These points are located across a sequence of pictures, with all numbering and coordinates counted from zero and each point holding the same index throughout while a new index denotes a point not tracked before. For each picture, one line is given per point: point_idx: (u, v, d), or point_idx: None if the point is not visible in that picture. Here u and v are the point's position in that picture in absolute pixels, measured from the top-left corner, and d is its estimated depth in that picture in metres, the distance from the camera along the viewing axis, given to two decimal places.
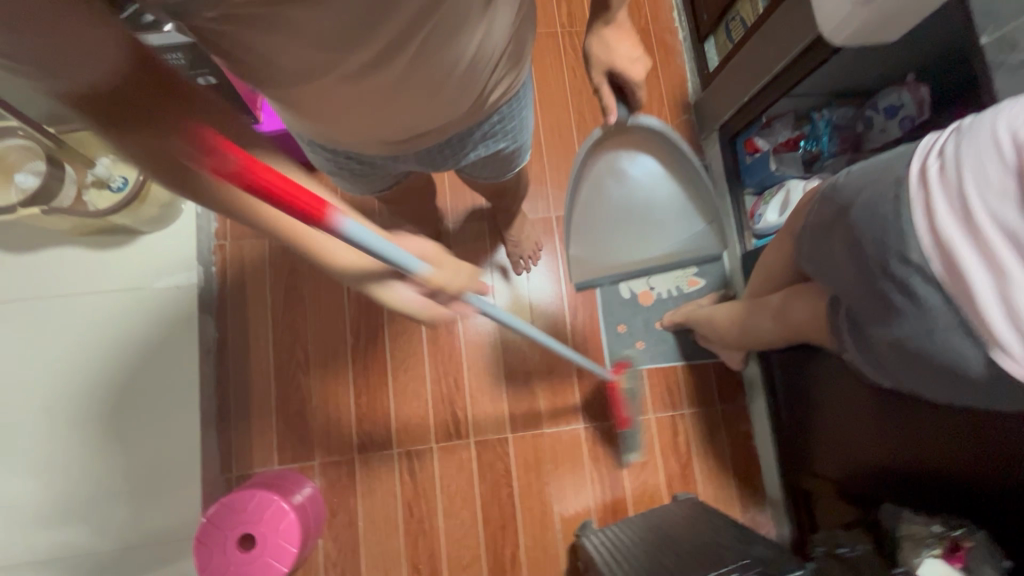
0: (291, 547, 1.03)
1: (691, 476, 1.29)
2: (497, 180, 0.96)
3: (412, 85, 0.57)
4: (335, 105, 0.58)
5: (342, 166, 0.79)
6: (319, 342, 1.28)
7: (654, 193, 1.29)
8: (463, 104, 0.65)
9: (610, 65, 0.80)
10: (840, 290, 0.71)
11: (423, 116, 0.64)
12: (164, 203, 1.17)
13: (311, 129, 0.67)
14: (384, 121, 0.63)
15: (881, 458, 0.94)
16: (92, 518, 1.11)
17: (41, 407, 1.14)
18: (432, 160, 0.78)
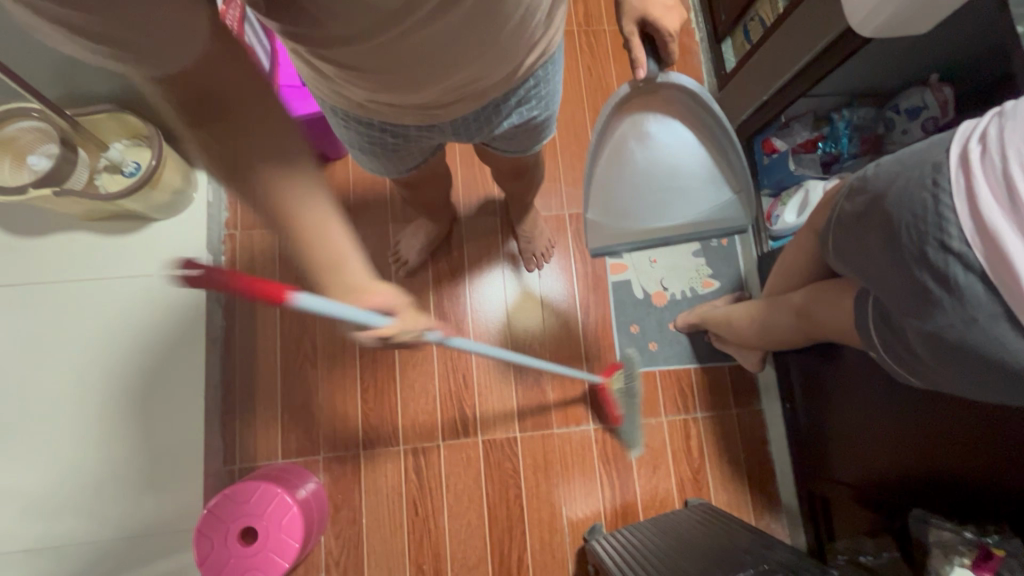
0: (294, 542, 1.00)
1: (703, 482, 1.26)
2: (520, 155, 0.98)
3: (449, 52, 0.59)
4: (374, 72, 0.60)
5: (375, 141, 0.83)
6: (328, 334, 1.26)
7: (680, 159, 1.23)
8: (496, 73, 0.68)
9: (644, 14, 0.78)
10: (870, 281, 0.70)
11: (459, 80, 0.66)
12: (175, 189, 1.16)
13: (354, 97, 0.70)
14: (422, 86, 0.65)
15: (899, 460, 0.94)
16: (92, 509, 1.09)
17: (45, 393, 1.12)
18: (465, 131, 0.83)
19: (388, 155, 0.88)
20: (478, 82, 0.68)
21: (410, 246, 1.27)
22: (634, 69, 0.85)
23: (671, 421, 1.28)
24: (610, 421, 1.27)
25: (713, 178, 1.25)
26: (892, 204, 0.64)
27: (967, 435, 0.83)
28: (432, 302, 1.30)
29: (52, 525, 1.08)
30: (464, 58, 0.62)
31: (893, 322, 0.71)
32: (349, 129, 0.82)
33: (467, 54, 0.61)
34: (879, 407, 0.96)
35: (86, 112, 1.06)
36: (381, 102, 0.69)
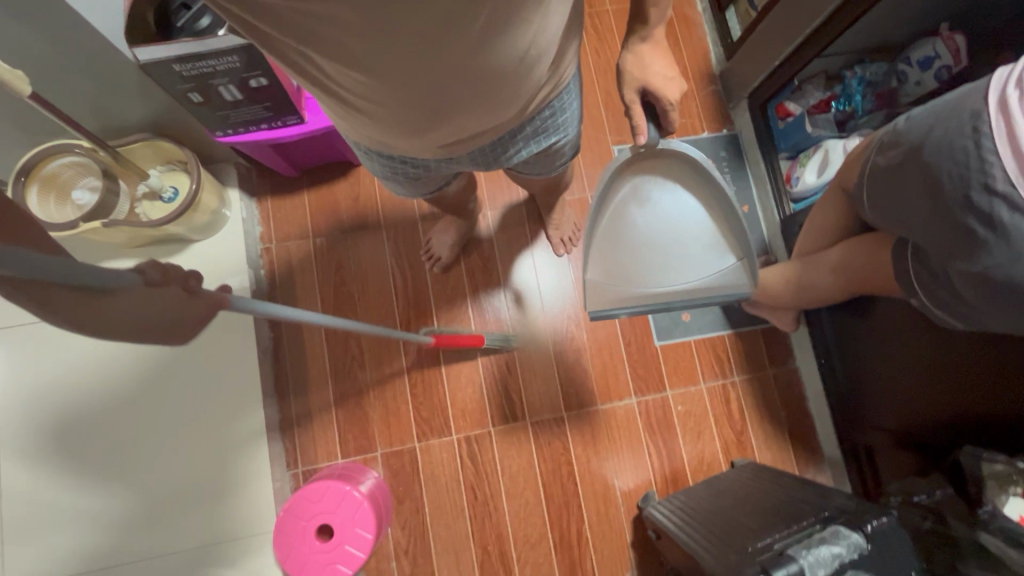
0: (368, 533, 1.06)
1: (747, 442, 1.30)
2: (548, 176, 1.03)
3: (468, 89, 0.62)
4: (402, 110, 0.63)
5: (396, 171, 0.87)
6: (372, 336, 1.30)
7: (676, 224, 1.16)
8: (524, 99, 0.71)
9: (645, 84, 0.81)
10: (911, 233, 0.73)
11: (491, 108, 0.68)
12: (213, 209, 1.19)
13: (383, 138, 0.73)
14: (455, 118, 0.67)
15: (942, 405, 0.98)
16: (171, 523, 1.14)
17: (114, 416, 1.17)
18: (486, 159, 0.86)
19: (412, 182, 0.93)
20: (508, 110, 0.71)
21: (442, 244, 1.29)
22: (634, 136, 0.86)
23: (711, 387, 1.32)
24: (651, 392, 1.31)
25: (714, 243, 1.15)
26: (930, 155, 0.67)
27: (1009, 374, 0.87)
28: (468, 296, 1.34)
29: (133, 540, 1.12)
30: (481, 95, 0.64)
31: (933, 267, 0.74)
32: (371, 161, 0.86)
33: (484, 92, 0.64)
34: (918, 356, 1.01)
35: (124, 142, 1.08)
36: (402, 140, 0.72)
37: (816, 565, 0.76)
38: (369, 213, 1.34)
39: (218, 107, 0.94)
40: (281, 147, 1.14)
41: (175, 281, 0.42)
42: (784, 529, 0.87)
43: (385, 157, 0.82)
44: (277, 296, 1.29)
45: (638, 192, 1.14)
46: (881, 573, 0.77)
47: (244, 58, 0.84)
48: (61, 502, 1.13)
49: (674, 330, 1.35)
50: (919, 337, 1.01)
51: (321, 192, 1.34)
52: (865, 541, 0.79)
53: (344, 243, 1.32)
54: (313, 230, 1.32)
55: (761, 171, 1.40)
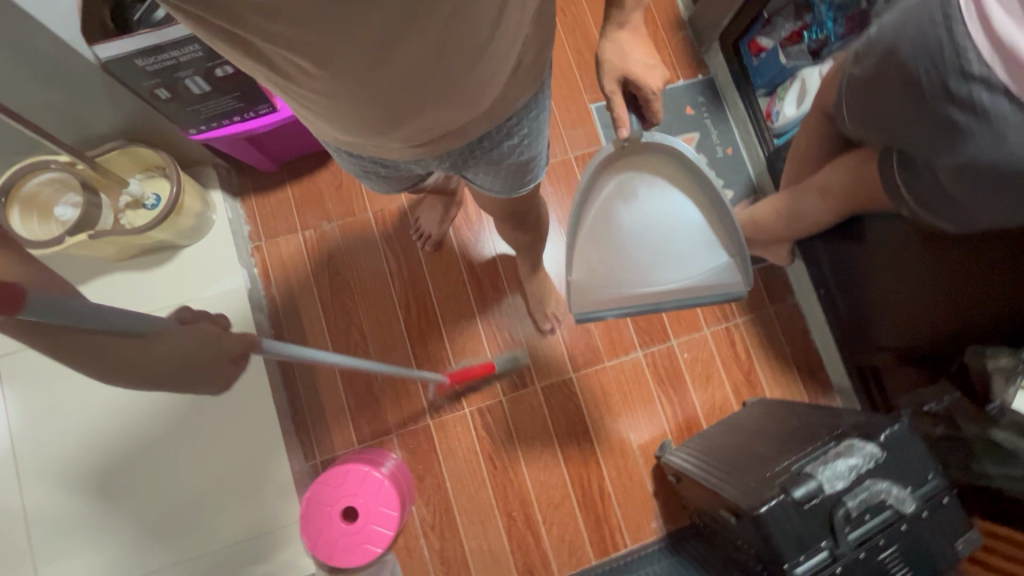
0: (392, 511, 1.08)
1: (756, 381, 1.31)
2: (507, 195, 0.96)
3: (434, 86, 0.59)
4: (368, 109, 0.61)
5: (370, 168, 0.86)
6: (374, 322, 1.30)
7: (665, 219, 1.11)
8: (492, 93, 0.66)
9: (625, 73, 0.79)
10: (913, 150, 0.72)
11: (456, 105, 0.64)
12: (197, 212, 1.18)
13: (346, 134, 0.70)
14: (417, 114, 0.64)
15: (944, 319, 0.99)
16: (199, 525, 1.14)
17: (127, 426, 1.18)
18: (461, 161, 0.82)
19: (390, 178, 0.91)
20: (475, 107, 0.67)
21: (430, 221, 1.28)
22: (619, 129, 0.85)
23: (715, 331, 1.33)
24: (656, 343, 1.32)
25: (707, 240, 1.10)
26: (907, 55, 0.66)
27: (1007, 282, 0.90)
28: (463, 270, 1.34)
29: (162, 548, 1.13)
30: (448, 91, 0.61)
31: (922, 172, 0.74)
32: (343, 159, 0.85)
33: (452, 88, 0.61)
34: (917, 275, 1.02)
35: (98, 151, 1.06)
36: (373, 140, 0.70)
37: (834, 479, 0.78)
38: (356, 200, 1.34)
39: (188, 102, 0.93)
40: (257, 141, 1.13)
41: (210, 321, 0.54)
42: (801, 451, 0.87)
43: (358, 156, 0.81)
44: (274, 293, 1.29)
45: (625, 190, 1.10)
46: (896, 478, 0.78)
47: (205, 45, 0.82)
48: (85, 515, 1.13)
49: None
50: (917, 255, 1.01)
51: (304, 184, 1.33)
52: (880, 450, 0.79)
53: (333, 233, 1.32)
54: (300, 223, 1.32)
55: (739, 111, 1.40)
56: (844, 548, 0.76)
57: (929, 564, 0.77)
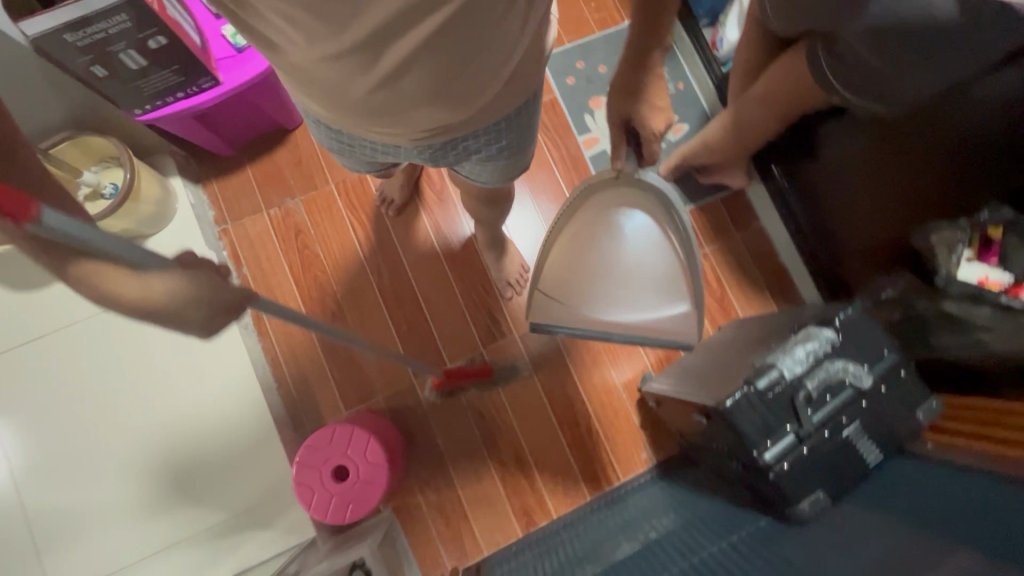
0: (382, 465, 1.10)
1: (730, 306, 1.32)
2: (492, 186, 0.97)
3: (416, 83, 0.62)
4: (348, 92, 0.64)
5: (344, 144, 0.83)
6: (349, 292, 1.31)
7: (650, 259, 0.99)
8: (493, 85, 0.68)
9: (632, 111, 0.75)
10: (838, 30, 0.74)
11: (457, 92, 0.65)
12: (157, 198, 1.19)
13: (336, 109, 0.68)
14: (419, 99, 0.65)
15: (910, 202, 0.98)
16: (196, 502, 1.16)
17: (113, 415, 1.18)
18: (440, 155, 0.81)
19: (359, 159, 0.89)
20: (474, 98, 0.68)
21: (392, 186, 1.29)
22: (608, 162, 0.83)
23: None
24: None
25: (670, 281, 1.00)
26: None
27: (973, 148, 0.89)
28: (431, 231, 1.35)
29: (163, 526, 1.15)
30: (432, 93, 0.64)
31: (852, 60, 0.77)
32: (317, 130, 0.82)
33: (437, 89, 0.63)
34: (880, 163, 1.00)
35: (48, 145, 1.07)
36: (351, 124, 0.71)
37: (793, 365, 0.80)
38: (316, 174, 1.34)
39: (128, 78, 0.94)
40: (206, 120, 1.14)
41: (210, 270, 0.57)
42: (766, 348, 0.89)
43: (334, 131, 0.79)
44: (246, 272, 1.29)
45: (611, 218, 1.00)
46: (855, 358, 0.80)
47: (134, 14, 0.83)
48: (81, 503, 1.15)
49: None
50: (876, 143, 1.00)
51: (263, 164, 1.33)
52: (836, 334, 0.81)
53: (297, 209, 1.33)
54: (264, 203, 1.32)
55: (685, 44, 1.41)
56: (808, 429, 0.78)
57: (889, 435, 0.81)
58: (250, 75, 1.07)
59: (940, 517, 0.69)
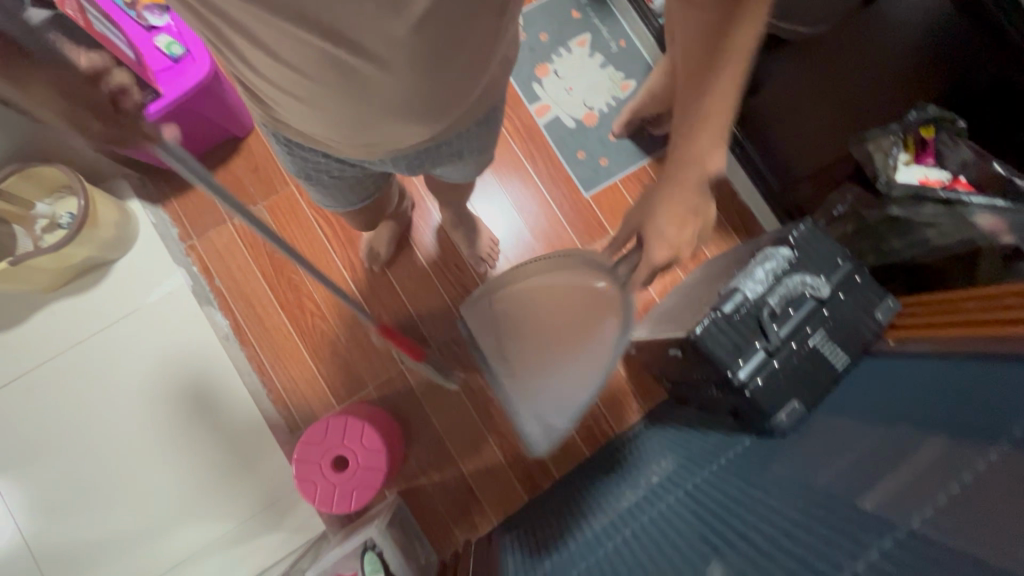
0: (381, 450, 1.11)
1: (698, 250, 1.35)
2: (462, 177, 0.98)
3: (386, 109, 0.60)
4: (319, 114, 0.61)
5: (319, 168, 0.80)
6: (322, 286, 1.28)
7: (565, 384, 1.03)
8: (469, 96, 0.66)
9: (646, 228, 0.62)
10: None
11: (434, 111, 0.64)
12: (116, 222, 1.18)
13: (307, 129, 0.66)
14: (395, 122, 0.63)
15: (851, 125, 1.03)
16: (203, 514, 1.17)
17: (107, 444, 1.18)
18: (415, 162, 0.80)
19: (338, 180, 0.86)
20: (451, 111, 0.66)
21: None
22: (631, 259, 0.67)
23: None
24: (598, 240, 1.36)
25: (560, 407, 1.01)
26: None
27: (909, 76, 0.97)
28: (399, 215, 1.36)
29: (175, 542, 1.15)
30: (408, 115, 0.62)
31: None
32: (288, 155, 0.78)
33: (412, 113, 0.62)
34: (822, 90, 1.05)
35: None
36: (322, 139, 0.68)
37: (755, 285, 0.83)
38: (275, 178, 1.34)
39: None
40: None
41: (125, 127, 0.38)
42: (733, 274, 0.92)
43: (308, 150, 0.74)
44: (219, 285, 1.28)
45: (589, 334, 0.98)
46: (812, 270, 0.84)
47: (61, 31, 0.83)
48: (88, 535, 1.15)
49: (598, 177, 1.39)
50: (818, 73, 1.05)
51: (219, 175, 1.32)
52: (792, 251, 0.85)
53: (260, 215, 1.32)
54: (225, 212, 1.30)
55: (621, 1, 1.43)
56: (776, 343, 0.82)
57: (854, 339, 0.85)
58: (190, 85, 1.08)
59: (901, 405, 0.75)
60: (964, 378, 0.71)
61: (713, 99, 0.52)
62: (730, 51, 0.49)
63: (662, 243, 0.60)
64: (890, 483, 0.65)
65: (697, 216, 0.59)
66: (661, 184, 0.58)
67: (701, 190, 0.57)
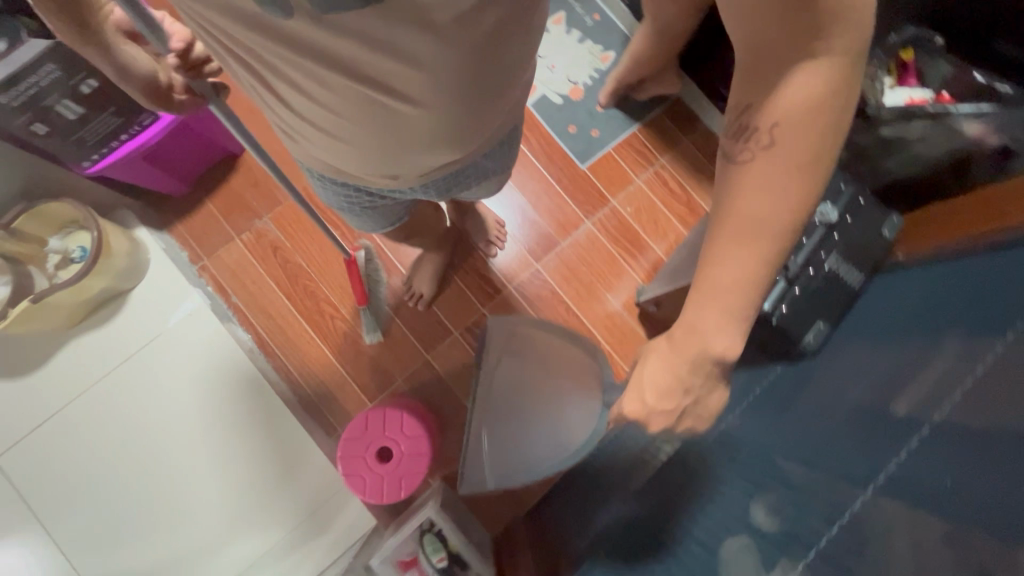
0: (423, 437, 1.13)
1: (697, 206, 1.39)
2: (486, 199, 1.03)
3: (421, 138, 0.66)
4: (360, 148, 0.68)
5: (356, 203, 0.86)
6: (337, 289, 1.30)
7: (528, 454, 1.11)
8: (486, 127, 0.71)
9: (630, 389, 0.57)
10: None
11: (451, 142, 0.69)
12: (127, 252, 1.20)
13: (336, 161, 0.73)
14: (416, 152, 0.69)
15: None
16: (254, 526, 1.17)
17: (148, 473, 1.18)
18: (445, 187, 0.85)
19: (376, 212, 0.90)
20: (471, 139, 0.72)
21: None
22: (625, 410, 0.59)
23: (647, 178, 1.40)
24: (600, 210, 1.39)
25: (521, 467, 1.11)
26: None
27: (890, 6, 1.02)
28: None
29: (229, 558, 1.16)
30: (430, 143, 0.68)
31: None
32: (325, 189, 0.85)
33: (446, 141, 0.68)
34: None
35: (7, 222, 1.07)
36: (359, 173, 0.75)
37: None
38: (276, 190, 1.32)
39: (66, 131, 0.95)
40: (153, 159, 1.15)
41: None
42: None
43: (342, 186, 0.81)
44: (237, 301, 1.28)
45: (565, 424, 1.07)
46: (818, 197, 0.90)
47: (59, 61, 0.87)
48: (142, 565, 1.15)
49: (591, 149, 1.42)
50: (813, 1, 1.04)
51: (222, 195, 1.32)
52: None
53: (267, 228, 1.31)
54: (233, 229, 1.31)
55: None
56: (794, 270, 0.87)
57: (866, 256, 0.91)
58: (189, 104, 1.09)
59: (917, 317, 0.81)
60: (962, 275, 0.77)
61: (716, 267, 0.48)
62: (737, 212, 0.46)
63: (637, 396, 0.55)
64: (920, 389, 0.73)
65: (689, 390, 0.53)
66: (659, 341, 0.54)
67: (695, 362, 0.51)
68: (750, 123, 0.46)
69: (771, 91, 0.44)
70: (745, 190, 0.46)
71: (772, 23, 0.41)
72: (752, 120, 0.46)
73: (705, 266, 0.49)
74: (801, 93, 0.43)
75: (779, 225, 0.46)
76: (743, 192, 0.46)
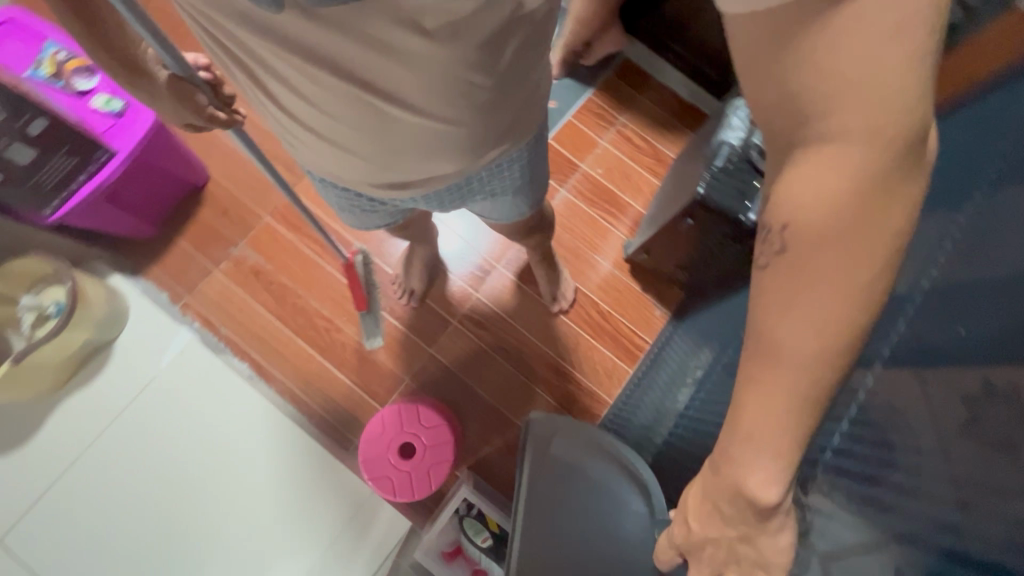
0: (443, 427, 1.11)
1: (664, 156, 1.42)
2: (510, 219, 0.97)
3: (422, 143, 0.64)
4: (361, 154, 0.66)
5: (353, 203, 0.84)
6: (327, 301, 1.28)
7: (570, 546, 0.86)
8: (495, 141, 0.67)
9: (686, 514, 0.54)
10: None
11: (454, 151, 0.66)
12: (106, 301, 1.16)
13: (334, 168, 0.72)
14: (416, 159, 0.66)
15: None
16: (284, 557, 1.13)
17: (165, 526, 1.13)
18: (448, 200, 0.81)
19: (374, 214, 0.88)
20: (480, 155, 0.67)
21: None
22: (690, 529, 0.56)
23: (610, 138, 1.43)
24: (571, 176, 1.41)
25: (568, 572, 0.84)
26: None
27: None
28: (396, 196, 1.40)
29: None
30: (432, 150, 0.65)
31: None
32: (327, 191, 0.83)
33: (449, 150, 0.66)
34: None
35: None
36: (359, 183, 0.74)
37: (735, 133, 0.93)
38: (247, 215, 1.30)
39: (22, 178, 1.01)
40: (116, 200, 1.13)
41: None
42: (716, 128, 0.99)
43: (342, 189, 0.80)
44: (227, 333, 1.25)
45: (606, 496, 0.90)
46: None
47: None
48: None
49: (552, 120, 1.44)
50: None
51: (192, 229, 1.29)
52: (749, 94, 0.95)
53: (246, 254, 1.29)
54: (209, 261, 1.28)
55: None
56: None
57: None
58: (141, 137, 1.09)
59: None
60: None
61: (748, 398, 0.44)
62: (772, 342, 0.42)
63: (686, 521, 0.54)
64: (924, 261, 0.74)
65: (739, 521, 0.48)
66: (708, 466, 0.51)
67: (731, 497, 0.47)
68: (765, 224, 0.43)
69: (786, 184, 0.40)
70: (775, 312, 0.42)
71: (767, 106, 0.39)
72: (766, 220, 0.43)
73: (738, 384, 0.45)
74: (812, 188, 0.39)
75: (811, 359, 0.41)
76: (767, 315, 0.43)
